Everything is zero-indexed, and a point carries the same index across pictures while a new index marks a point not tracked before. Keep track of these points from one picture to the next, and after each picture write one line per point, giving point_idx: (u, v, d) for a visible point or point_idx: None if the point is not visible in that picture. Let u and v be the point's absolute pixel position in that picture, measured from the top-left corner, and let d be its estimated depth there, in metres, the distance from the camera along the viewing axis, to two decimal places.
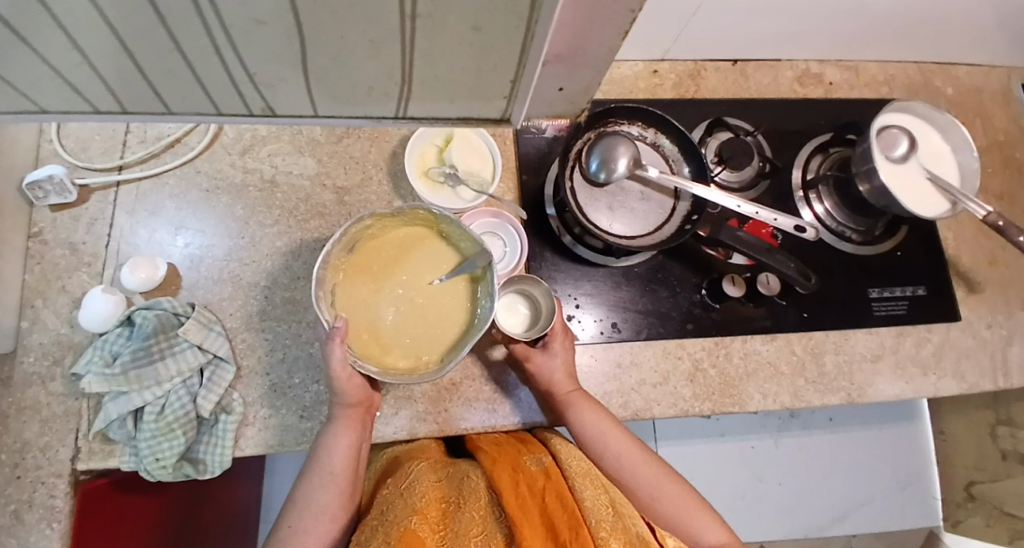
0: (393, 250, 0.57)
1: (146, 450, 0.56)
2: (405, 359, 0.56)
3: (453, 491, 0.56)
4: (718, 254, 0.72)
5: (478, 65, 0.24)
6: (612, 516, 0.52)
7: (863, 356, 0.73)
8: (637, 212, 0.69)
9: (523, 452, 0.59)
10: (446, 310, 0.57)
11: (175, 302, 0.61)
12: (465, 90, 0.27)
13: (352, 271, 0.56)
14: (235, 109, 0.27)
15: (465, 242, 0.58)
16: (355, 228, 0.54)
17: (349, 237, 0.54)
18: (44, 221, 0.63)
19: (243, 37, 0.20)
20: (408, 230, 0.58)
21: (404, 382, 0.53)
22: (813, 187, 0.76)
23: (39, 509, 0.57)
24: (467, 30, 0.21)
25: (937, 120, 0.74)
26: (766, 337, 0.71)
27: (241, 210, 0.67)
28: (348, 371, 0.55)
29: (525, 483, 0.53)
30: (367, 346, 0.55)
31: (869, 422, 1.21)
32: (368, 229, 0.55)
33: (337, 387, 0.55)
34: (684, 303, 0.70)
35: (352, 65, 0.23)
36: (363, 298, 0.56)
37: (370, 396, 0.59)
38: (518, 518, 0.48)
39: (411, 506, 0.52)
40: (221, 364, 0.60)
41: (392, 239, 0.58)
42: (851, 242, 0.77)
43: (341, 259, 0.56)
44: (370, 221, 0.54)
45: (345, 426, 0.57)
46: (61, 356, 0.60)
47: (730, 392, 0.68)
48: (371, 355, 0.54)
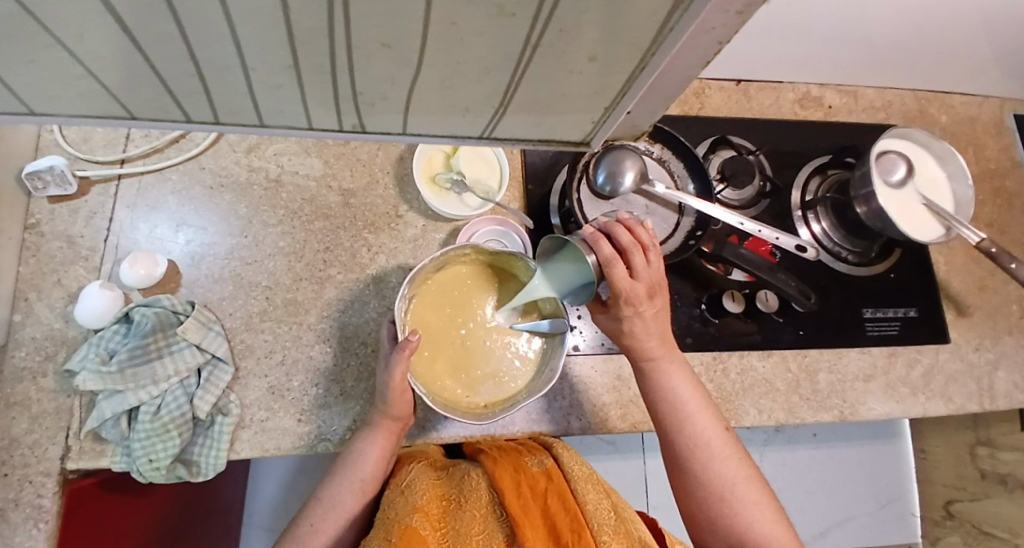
0: (475, 281, 0.63)
1: (139, 451, 0.55)
2: (450, 389, 0.60)
3: (454, 489, 0.56)
4: (718, 270, 0.73)
5: (575, 92, 0.27)
6: (614, 520, 0.52)
7: (855, 376, 0.75)
8: None
9: (523, 453, 0.58)
10: (504, 350, 0.62)
11: (175, 300, 0.60)
12: (529, 111, 0.29)
13: (435, 290, 0.62)
14: (286, 108, 0.27)
15: (545, 303, 0.62)
16: (456, 252, 0.60)
17: (444, 257, 0.60)
18: (41, 212, 0.62)
19: (353, 57, 0.22)
20: (493, 268, 0.64)
21: (447, 410, 0.56)
22: (812, 208, 0.77)
23: (26, 508, 0.55)
24: (583, 59, 0.24)
25: (934, 148, 0.76)
26: (763, 354, 0.72)
27: (245, 208, 0.66)
28: (402, 385, 0.55)
29: (526, 483, 0.53)
30: (424, 365, 0.59)
31: (853, 439, 1.23)
32: (462, 255, 0.61)
33: (388, 395, 0.55)
34: (683, 317, 0.70)
35: (455, 86, 0.25)
36: (435, 319, 0.61)
37: (412, 413, 0.58)
38: (520, 519, 0.49)
39: (412, 503, 0.52)
40: (218, 364, 0.59)
41: (479, 271, 0.64)
42: (846, 262, 0.78)
43: (432, 276, 0.62)
44: (468, 251, 0.61)
45: (382, 435, 0.57)
46: (54, 351, 0.58)
47: (727, 407, 0.68)
48: (422, 372, 0.59)
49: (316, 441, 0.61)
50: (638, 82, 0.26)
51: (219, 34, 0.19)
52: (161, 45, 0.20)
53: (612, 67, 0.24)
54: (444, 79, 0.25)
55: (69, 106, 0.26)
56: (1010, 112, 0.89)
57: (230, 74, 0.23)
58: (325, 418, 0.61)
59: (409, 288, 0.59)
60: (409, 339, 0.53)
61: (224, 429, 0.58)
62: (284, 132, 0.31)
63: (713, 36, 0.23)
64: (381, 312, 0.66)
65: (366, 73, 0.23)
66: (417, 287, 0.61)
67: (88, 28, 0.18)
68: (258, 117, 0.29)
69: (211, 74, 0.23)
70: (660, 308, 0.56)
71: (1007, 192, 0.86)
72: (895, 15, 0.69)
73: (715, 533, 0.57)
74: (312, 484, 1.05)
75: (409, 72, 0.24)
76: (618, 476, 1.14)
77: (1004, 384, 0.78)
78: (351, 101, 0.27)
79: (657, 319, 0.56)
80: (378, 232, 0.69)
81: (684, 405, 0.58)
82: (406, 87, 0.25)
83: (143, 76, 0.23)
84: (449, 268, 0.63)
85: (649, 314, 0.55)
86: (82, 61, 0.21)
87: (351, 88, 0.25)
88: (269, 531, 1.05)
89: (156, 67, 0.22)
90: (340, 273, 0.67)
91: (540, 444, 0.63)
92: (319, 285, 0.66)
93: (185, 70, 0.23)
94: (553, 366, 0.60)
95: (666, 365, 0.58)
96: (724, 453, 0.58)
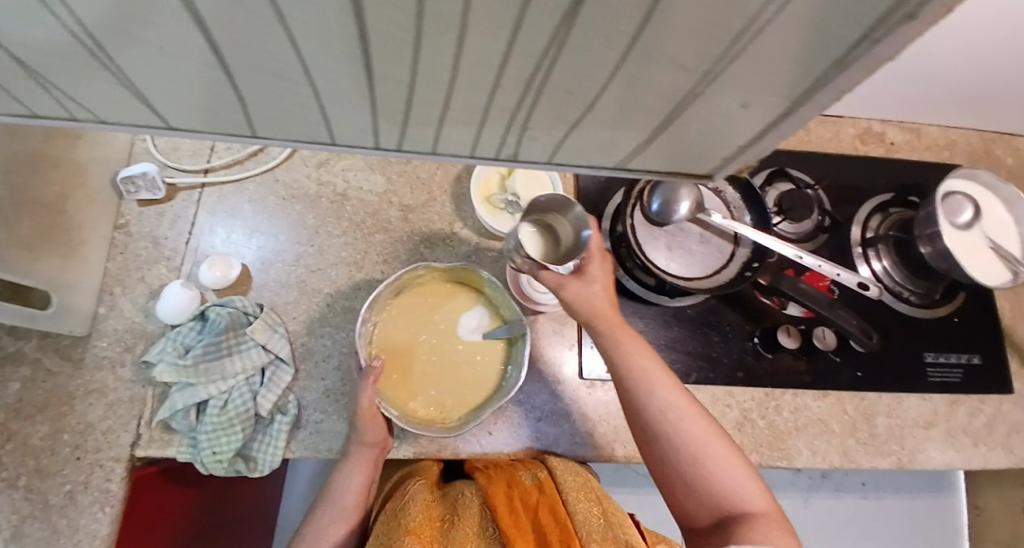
0: (435, 297, 0.66)
1: (205, 443, 0.57)
2: (426, 409, 0.62)
3: (447, 511, 0.59)
4: (773, 303, 0.71)
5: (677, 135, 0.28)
6: (602, 527, 0.54)
7: (914, 422, 0.71)
8: (696, 254, 0.69)
9: (519, 467, 0.61)
10: (476, 362, 0.65)
11: (246, 301, 0.63)
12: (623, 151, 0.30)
13: (396, 312, 0.64)
14: None
15: (505, 308, 0.66)
16: (409, 275, 0.63)
17: (400, 281, 0.63)
18: (130, 214, 0.67)
19: None
20: (451, 284, 0.66)
21: (423, 431, 0.59)
22: (872, 245, 0.75)
23: (94, 492, 0.58)
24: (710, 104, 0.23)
25: (1002, 191, 0.73)
26: (818, 394, 0.70)
27: (312, 219, 0.70)
28: (373, 411, 0.57)
29: (518, 498, 0.56)
30: (396, 391, 0.61)
31: (902, 489, 1.16)
32: (417, 276, 0.64)
33: (358, 423, 0.58)
34: (735, 349, 0.69)
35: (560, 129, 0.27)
36: (400, 340, 0.64)
37: (387, 438, 0.60)
38: (511, 535, 0.53)
39: (406, 525, 0.54)
40: (280, 365, 0.62)
41: (438, 288, 0.66)
42: (907, 302, 0.75)
43: (389, 301, 0.64)
44: (422, 271, 0.64)
45: (361, 464, 0.59)
46: (133, 343, 0.62)
47: (778, 445, 0.67)
48: (394, 394, 0.61)
49: None
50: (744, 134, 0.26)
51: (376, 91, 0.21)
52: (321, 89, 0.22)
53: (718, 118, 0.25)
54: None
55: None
56: None
57: None
58: None
59: (370, 314, 0.62)
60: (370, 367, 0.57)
61: (282, 429, 0.60)
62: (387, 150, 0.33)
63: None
64: None
65: (492, 126, 0.25)
66: (379, 312, 0.63)
67: (268, 78, 0.21)
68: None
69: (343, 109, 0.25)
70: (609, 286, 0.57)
71: None
72: (963, 54, 0.68)
73: (692, 492, 0.56)
74: None
75: None
76: (649, 509, 1.11)
77: None
78: None
79: (608, 297, 0.57)
80: (433, 247, 0.72)
81: (666, 402, 0.56)
82: None
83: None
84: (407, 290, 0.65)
85: (596, 284, 0.56)
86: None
87: None
88: None
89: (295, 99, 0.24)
90: None
91: (529, 459, 0.65)
92: None
93: None
94: (519, 373, 0.62)
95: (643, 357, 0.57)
96: (716, 446, 0.57)
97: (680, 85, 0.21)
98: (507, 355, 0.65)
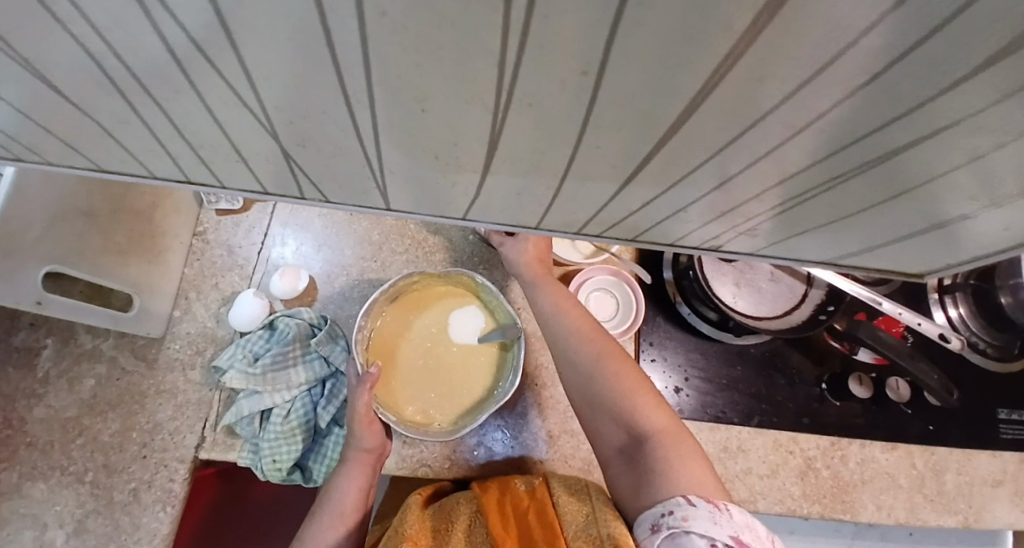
0: (432, 303, 0.66)
1: (266, 451, 0.58)
2: (419, 414, 0.63)
3: (442, 519, 0.57)
4: (843, 348, 0.69)
5: None
6: (588, 524, 0.52)
7: (986, 482, 0.68)
8: (764, 292, 0.68)
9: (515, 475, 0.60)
10: (467, 369, 0.64)
11: (311, 313, 0.65)
12: None
13: (391, 316, 0.65)
14: None
15: (500, 311, 0.66)
16: (404, 281, 0.64)
17: (396, 287, 0.64)
18: (208, 222, 0.70)
19: None
20: (448, 289, 0.67)
21: (417, 436, 0.60)
22: (950, 291, 0.71)
23: (157, 491, 0.60)
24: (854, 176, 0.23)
25: None
26: (886, 446, 0.67)
27: (377, 235, 0.71)
28: (368, 417, 0.58)
29: (509, 503, 0.56)
30: (389, 397, 0.62)
31: (954, 545, 1.08)
32: (412, 282, 0.65)
33: (353, 427, 0.59)
34: (801, 395, 0.67)
35: None
36: (393, 344, 0.64)
37: (383, 443, 0.60)
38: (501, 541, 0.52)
39: (403, 533, 0.55)
40: (339, 377, 0.63)
41: (435, 294, 0.67)
42: (982, 353, 0.72)
43: (384, 306, 0.65)
44: (415, 277, 0.64)
45: (357, 469, 0.59)
46: (203, 347, 0.64)
47: (842, 498, 0.64)
48: (388, 401, 0.61)
49: (418, 464, 0.64)
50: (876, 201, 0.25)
51: (563, 160, 0.23)
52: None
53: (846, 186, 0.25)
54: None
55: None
56: None
57: None
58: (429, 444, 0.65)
59: (367, 318, 0.63)
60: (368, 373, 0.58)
61: (333, 441, 0.63)
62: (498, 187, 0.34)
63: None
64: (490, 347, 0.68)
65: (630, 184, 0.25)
66: (375, 317, 0.64)
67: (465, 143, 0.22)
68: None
69: None
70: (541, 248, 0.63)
71: None
72: None
73: (591, 412, 0.58)
74: None
75: None
76: None
77: None
78: None
79: (532, 255, 0.62)
80: (492, 269, 0.72)
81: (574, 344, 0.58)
82: None
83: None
84: (403, 295, 0.66)
85: (523, 244, 0.63)
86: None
87: None
88: None
89: None
90: None
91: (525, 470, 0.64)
92: None
93: None
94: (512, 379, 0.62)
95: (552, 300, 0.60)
96: (626, 392, 0.56)
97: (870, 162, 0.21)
98: (500, 360, 0.65)
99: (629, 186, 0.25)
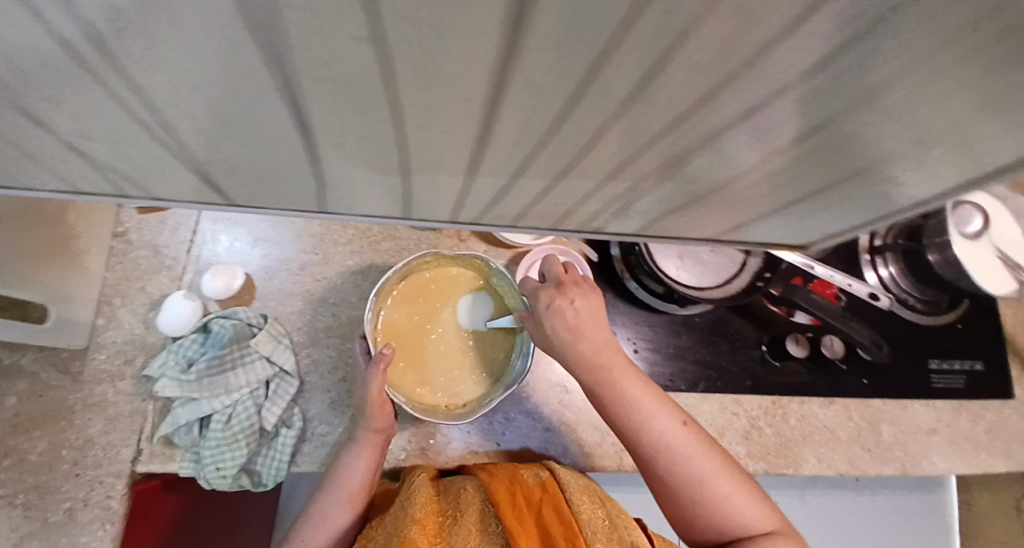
0: (442, 285, 0.65)
1: (209, 459, 0.56)
2: (431, 395, 0.62)
3: (449, 504, 0.55)
4: (781, 311, 0.72)
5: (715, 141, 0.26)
6: (608, 527, 0.52)
7: (918, 429, 0.72)
8: (707, 264, 0.69)
9: (521, 466, 0.59)
10: (475, 351, 0.64)
11: (250, 312, 0.62)
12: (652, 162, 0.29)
13: (401, 299, 0.63)
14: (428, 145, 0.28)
15: (509, 294, 0.65)
16: (416, 262, 0.62)
17: (408, 268, 0.62)
18: (129, 222, 0.64)
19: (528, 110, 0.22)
20: (459, 270, 0.66)
21: (430, 418, 0.60)
22: (881, 252, 0.75)
23: (94, 509, 0.57)
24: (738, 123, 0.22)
25: (1011, 202, 0.72)
26: (825, 402, 0.70)
27: (318, 226, 0.68)
28: (381, 398, 0.58)
29: (521, 495, 0.54)
30: (402, 377, 0.61)
31: (893, 488, 1.16)
32: (425, 263, 0.63)
33: (365, 409, 0.57)
34: (743, 358, 0.70)
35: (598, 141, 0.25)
36: (405, 327, 0.63)
37: (393, 424, 0.59)
38: (515, 530, 0.50)
39: (411, 516, 0.52)
40: (285, 377, 0.61)
41: (445, 276, 0.65)
42: (913, 309, 0.76)
43: (394, 288, 0.63)
44: (429, 257, 0.63)
45: (366, 448, 0.58)
46: (133, 355, 0.61)
47: (786, 454, 0.67)
48: (398, 382, 0.61)
49: None
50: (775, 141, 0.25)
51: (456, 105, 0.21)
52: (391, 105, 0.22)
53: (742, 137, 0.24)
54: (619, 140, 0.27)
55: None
56: None
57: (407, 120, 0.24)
58: None
59: (377, 300, 0.62)
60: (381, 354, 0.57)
61: (325, 439, 0.61)
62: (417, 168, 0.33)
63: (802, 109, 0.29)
64: None
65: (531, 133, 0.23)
66: (385, 299, 0.63)
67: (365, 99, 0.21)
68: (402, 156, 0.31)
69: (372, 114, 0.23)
70: (596, 304, 0.54)
71: None
72: None
73: (672, 494, 0.52)
74: None
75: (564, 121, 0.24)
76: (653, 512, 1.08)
77: None
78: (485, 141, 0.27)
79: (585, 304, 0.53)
80: None
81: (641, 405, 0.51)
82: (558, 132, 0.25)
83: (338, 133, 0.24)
84: (414, 277, 0.64)
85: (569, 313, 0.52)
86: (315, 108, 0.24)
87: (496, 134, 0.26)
88: None
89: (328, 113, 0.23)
90: None
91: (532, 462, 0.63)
92: None
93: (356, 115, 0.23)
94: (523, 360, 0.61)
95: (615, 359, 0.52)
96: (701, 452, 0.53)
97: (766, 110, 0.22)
98: (511, 343, 0.65)
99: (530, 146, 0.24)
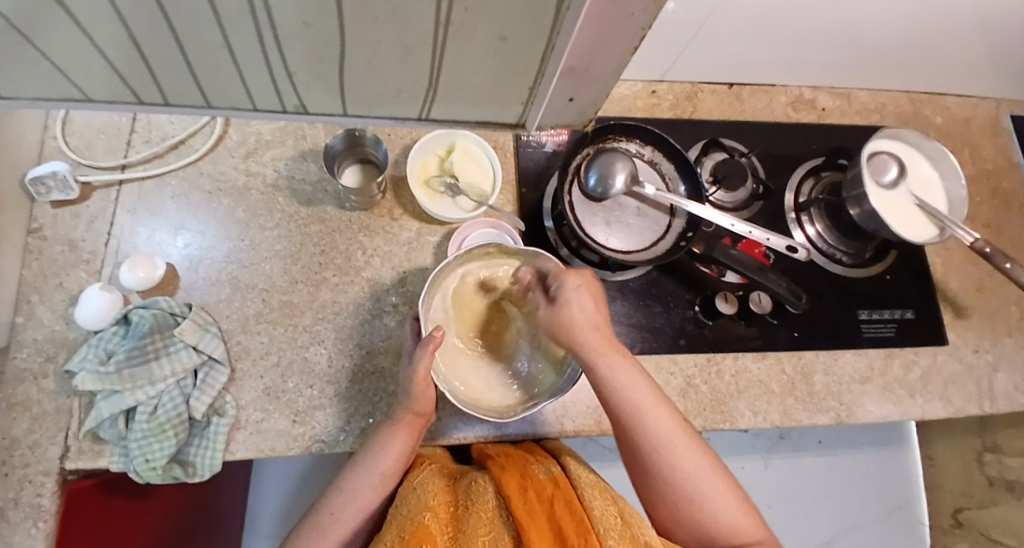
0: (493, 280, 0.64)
1: (136, 451, 0.56)
2: (477, 392, 0.61)
3: (461, 495, 0.55)
4: (711, 272, 0.75)
5: (516, 57, 0.30)
6: (620, 525, 0.49)
7: (852, 378, 0.74)
8: (633, 227, 0.72)
9: (531, 461, 0.58)
10: (530, 327, 0.63)
11: (172, 302, 0.61)
12: (488, 79, 0.33)
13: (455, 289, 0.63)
14: (288, 76, 0.30)
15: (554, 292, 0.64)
16: (477, 250, 0.61)
17: (466, 255, 0.62)
18: (44, 218, 0.63)
19: (351, 19, 0.25)
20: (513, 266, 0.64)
21: (472, 410, 0.58)
22: (805, 209, 0.79)
23: (24, 508, 0.55)
24: (496, 37, 0.28)
25: (926, 148, 0.76)
26: (757, 356, 0.72)
27: (242, 213, 0.68)
28: (425, 380, 0.55)
29: (533, 489, 0.52)
30: (451, 369, 0.60)
31: (858, 445, 1.17)
32: (484, 253, 0.62)
33: (410, 391, 0.55)
34: (677, 319, 0.72)
35: (417, 51, 0.28)
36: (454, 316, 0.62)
37: (433, 409, 0.58)
38: (526, 524, 0.48)
39: (425, 501, 0.53)
40: (215, 365, 0.60)
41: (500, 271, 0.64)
42: (842, 263, 0.79)
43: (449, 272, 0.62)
44: (490, 249, 0.62)
45: (401, 434, 0.57)
46: (55, 352, 0.59)
47: (721, 409, 0.69)
48: (449, 374, 0.60)
49: (312, 441, 0.61)
50: (552, 60, 0.30)
51: (271, 4, 0.23)
52: (238, 40, 0.25)
53: (534, 37, 0.28)
54: (454, 56, 0.29)
55: (82, 80, 0.28)
56: (1006, 112, 0.92)
57: (229, 32, 0.25)
58: (323, 419, 0.62)
59: (432, 286, 0.60)
60: (432, 335, 0.53)
61: (353, 428, 0.62)
62: (306, 117, 0.35)
63: (636, 24, 0.27)
64: (375, 313, 0.67)
65: (344, 33, 0.26)
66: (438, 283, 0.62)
67: (209, 19, 0.24)
68: (288, 105, 0.33)
69: (196, 26, 0.24)
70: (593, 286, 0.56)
71: (1004, 194, 0.87)
72: (951, 30, 0.74)
73: (651, 480, 0.56)
74: (313, 492, 1.04)
75: (389, 34, 0.26)
76: (619, 486, 1.08)
77: (1005, 386, 0.77)
78: (337, 68, 0.29)
79: (587, 296, 0.54)
80: (373, 234, 0.70)
81: (632, 397, 0.54)
82: (400, 43, 0.27)
83: (195, 47, 0.26)
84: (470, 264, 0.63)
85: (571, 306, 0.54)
86: (168, 42, 0.25)
87: (344, 54, 0.28)
88: (271, 539, 1.04)
89: (146, 15, 0.23)
90: (336, 276, 0.67)
91: (546, 451, 0.62)
92: (313, 287, 0.66)
93: (181, 26, 0.24)
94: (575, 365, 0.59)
95: (606, 350, 0.53)
96: (689, 447, 0.55)
97: (567, 19, 0.26)
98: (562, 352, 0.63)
99: (348, 31, 0.26)
